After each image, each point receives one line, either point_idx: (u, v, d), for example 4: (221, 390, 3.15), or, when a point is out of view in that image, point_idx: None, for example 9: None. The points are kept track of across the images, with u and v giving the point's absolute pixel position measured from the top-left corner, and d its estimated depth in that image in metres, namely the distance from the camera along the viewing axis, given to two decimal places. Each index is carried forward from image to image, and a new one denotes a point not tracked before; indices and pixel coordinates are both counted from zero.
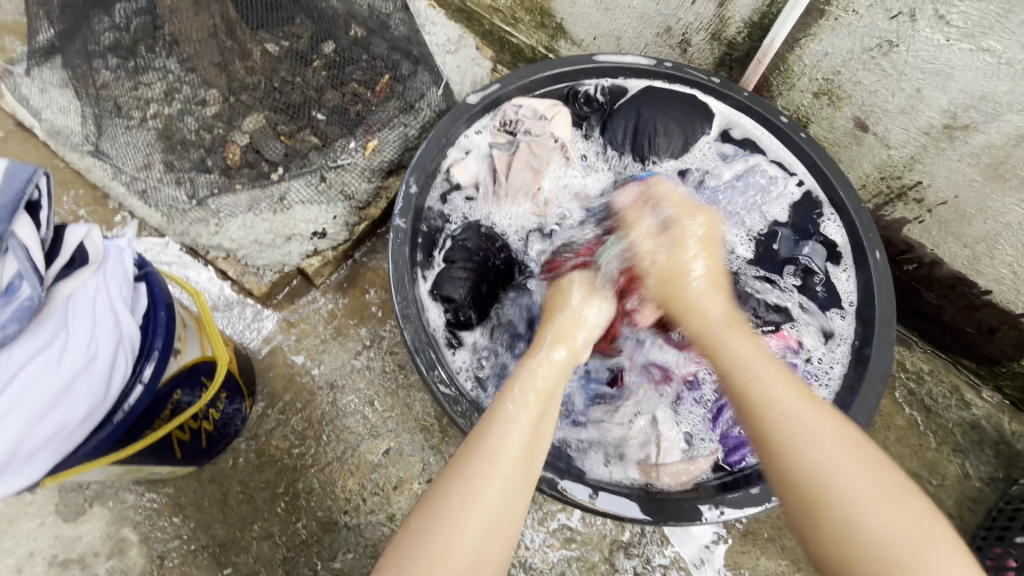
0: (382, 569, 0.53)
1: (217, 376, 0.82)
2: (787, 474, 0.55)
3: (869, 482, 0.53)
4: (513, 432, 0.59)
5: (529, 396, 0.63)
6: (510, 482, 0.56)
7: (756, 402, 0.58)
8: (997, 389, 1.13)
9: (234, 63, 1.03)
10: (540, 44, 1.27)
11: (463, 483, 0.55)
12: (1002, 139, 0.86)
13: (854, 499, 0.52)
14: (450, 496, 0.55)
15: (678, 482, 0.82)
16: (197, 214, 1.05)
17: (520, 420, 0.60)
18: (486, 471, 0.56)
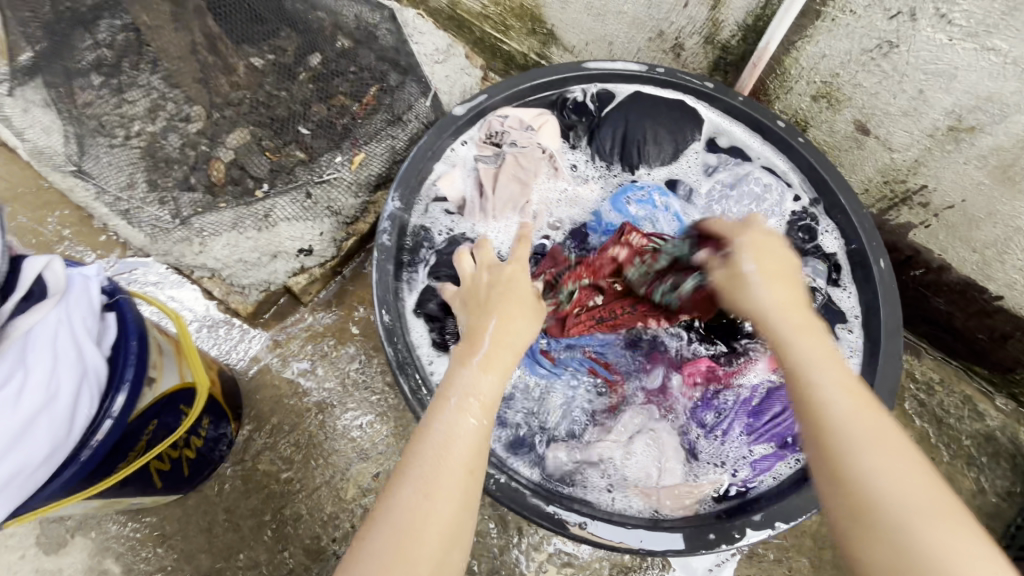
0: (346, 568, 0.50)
1: (197, 403, 0.79)
2: (845, 472, 0.50)
3: (906, 481, 0.48)
4: (455, 438, 0.56)
5: (468, 398, 0.59)
6: (451, 492, 0.53)
7: (813, 401, 0.54)
8: (1011, 397, 1.09)
9: (217, 78, 1.00)
10: (531, 51, 1.24)
11: (410, 495, 0.53)
12: (1010, 141, 0.83)
13: (904, 506, 0.47)
14: (395, 508, 0.52)
15: (679, 507, 0.79)
16: (181, 234, 1.02)
17: (461, 427, 0.57)
18: (433, 482, 0.53)
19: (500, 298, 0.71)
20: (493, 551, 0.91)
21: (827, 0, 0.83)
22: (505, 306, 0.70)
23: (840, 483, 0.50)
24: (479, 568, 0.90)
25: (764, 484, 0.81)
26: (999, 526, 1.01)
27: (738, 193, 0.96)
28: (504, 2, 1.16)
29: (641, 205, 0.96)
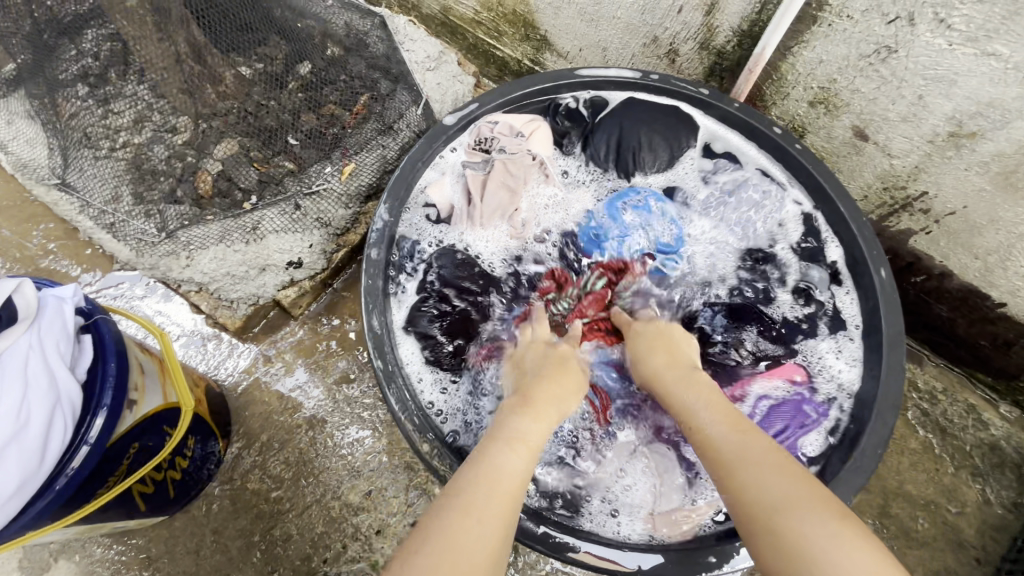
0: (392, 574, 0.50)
1: (182, 423, 0.77)
2: (732, 493, 0.59)
3: (782, 485, 0.56)
4: (504, 469, 0.60)
5: (520, 439, 0.64)
6: (496, 517, 0.55)
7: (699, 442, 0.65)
8: (1016, 405, 1.07)
9: (204, 88, 0.98)
10: (525, 57, 1.22)
11: (458, 512, 0.54)
12: (1012, 147, 0.81)
13: (777, 503, 0.55)
14: (444, 524, 0.53)
15: (677, 532, 0.76)
16: (167, 247, 1.01)
17: (512, 465, 0.60)
18: (483, 506, 0.55)
19: (548, 360, 0.77)
20: None
21: (823, 5, 0.81)
22: (557, 371, 0.75)
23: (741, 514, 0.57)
24: None
25: None
26: (1005, 539, 0.99)
27: (737, 199, 0.96)
28: (496, 8, 1.15)
29: (637, 212, 0.95)
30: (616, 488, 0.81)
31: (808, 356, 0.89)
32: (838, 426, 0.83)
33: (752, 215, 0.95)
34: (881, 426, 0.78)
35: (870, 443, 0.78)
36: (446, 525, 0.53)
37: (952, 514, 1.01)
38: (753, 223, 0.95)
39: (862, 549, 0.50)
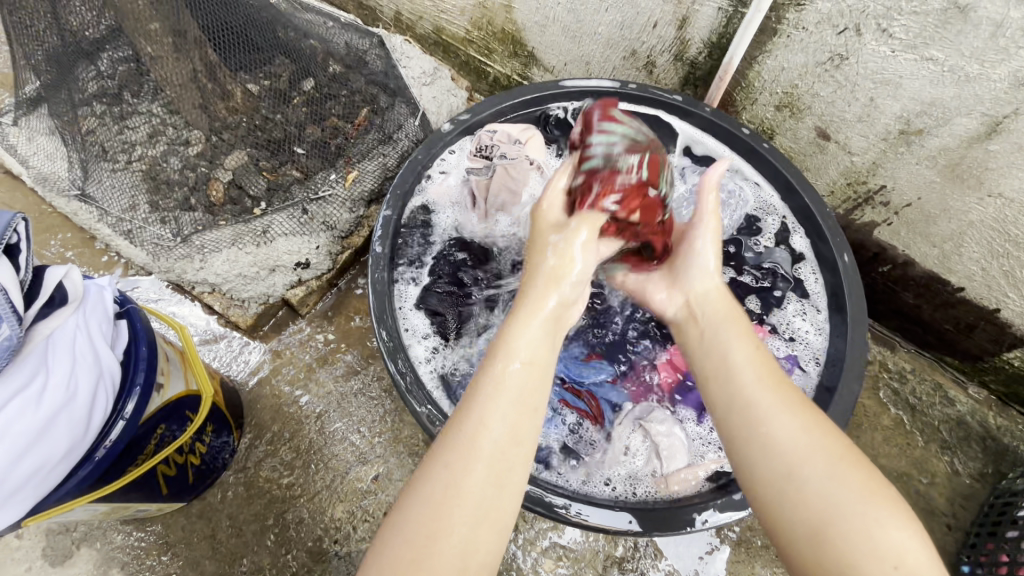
0: (379, 546, 0.53)
1: (202, 410, 0.83)
2: (770, 444, 0.59)
3: (767, 386, 0.63)
4: (490, 413, 0.58)
5: (504, 358, 0.62)
6: (482, 462, 0.55)
7: (740, 391, 0.64)
8: (983, 384, 1.15)
9: (215, 104, 1.04)
10: (514, 72, 1.31)
11: (443, 469, 0.55)
12: (956, 142, 0.90)
13: (826, 469, 0.55)
14: (431, 482, 0.55)
15: (686, 488, 0.82)
16: (182, 251, 1.07)
17: (505, 397, 0.59)
18: (464, 454, 0.55)
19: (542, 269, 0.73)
20: None
21: (782, 19, 0.90)
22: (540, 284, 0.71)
23: (778, 471, 0.57)
24: None
25: None
26: (974, 506, 1.06)
27: None
28: (486, 27, 1.24)
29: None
30: (620, 463, 0.87)
31: (781, 325, 0.97)
32: (810, 391, 0.89)
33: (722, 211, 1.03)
34: (846, 393, 0.84)
35: (839, 406, 0.83)
36: (431, 485, 0.54)
37: (924, 484, 1.08)
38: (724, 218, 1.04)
39: (863, 481, 0.55)
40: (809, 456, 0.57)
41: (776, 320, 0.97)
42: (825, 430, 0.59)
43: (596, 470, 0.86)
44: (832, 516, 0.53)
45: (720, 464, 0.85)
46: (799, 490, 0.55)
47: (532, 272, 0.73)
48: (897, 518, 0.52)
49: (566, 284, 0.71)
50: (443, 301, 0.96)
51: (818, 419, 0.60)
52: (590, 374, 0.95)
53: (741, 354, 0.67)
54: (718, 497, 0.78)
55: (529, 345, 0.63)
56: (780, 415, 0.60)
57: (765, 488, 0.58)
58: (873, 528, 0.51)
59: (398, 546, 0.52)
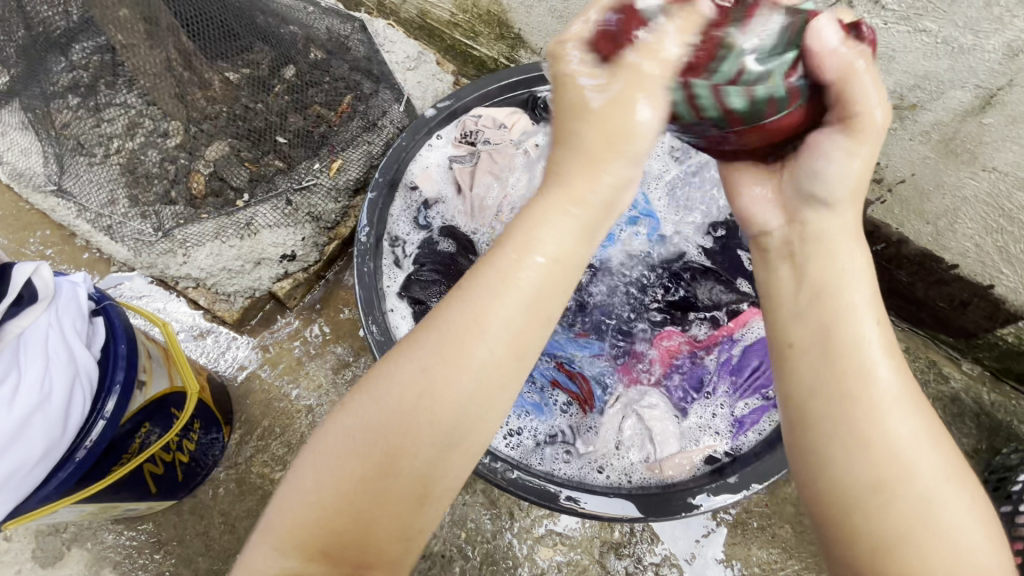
0: (326, 434, 0.49)
1: (188, 406, 0.81)
2: (878, 435, 0.48)
3: (897, 376, 0.50)
4: (475, 332, 0.47)
5: (518, 262, 0.48)
6: (453, 381, 0.47)
7: (865, 353, 0.50)
8: (976, 361, 1.14)
9: (193, 93, 0.99)
10: (501, 56, 1.28)
11: (414, 369, 0.47)
12: (949, 116, 0.88)
13: (934, 484, 0.47)
14: (395, 386, 0.48)
15: (680, 472, 0.82)
16: (165, 245, 1.06)
17: (504, 312, 0.47)
18: (448, 362, 0.47)
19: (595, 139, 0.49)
20: (486, 535, 0.94)
21: None
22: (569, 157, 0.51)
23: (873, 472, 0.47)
24: (474, 553, 0.93)
25: (750, 441, 0.83)
26: None
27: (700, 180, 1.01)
28: (471, 10, 1.21)
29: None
30: (613, 446, 0.86)
31: None
32: None
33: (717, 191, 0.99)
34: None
35: None
36: (387, 396, 0.47)
37: None
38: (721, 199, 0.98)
39: (973, 507, 0.48)
40: (924, 471, 0.48)
41: None
42: (939, 437, 0.50)
43: (592, 456, 0.85)
44: (925, 536, 0.46)
45: (715, 449, 0.84)
46: (887, 505, 0.47)
47: (584, 114, 0.49)
48: (990, 541, 0.48)
49: (637, 140, 0.48)
50: (427, 289, 0.93)
51: (935, 417, 0.50)
52: (583, 354, 0.94)
53: (871, 327, 0.50)
54: (712, 480, 0.78)
55: (564, 245, 0.48)
56: (906, 412, 0.49)
57: (842, 486, 0.48)
58: (963, 556, 0.46)
59: (344, 445, 0.48)
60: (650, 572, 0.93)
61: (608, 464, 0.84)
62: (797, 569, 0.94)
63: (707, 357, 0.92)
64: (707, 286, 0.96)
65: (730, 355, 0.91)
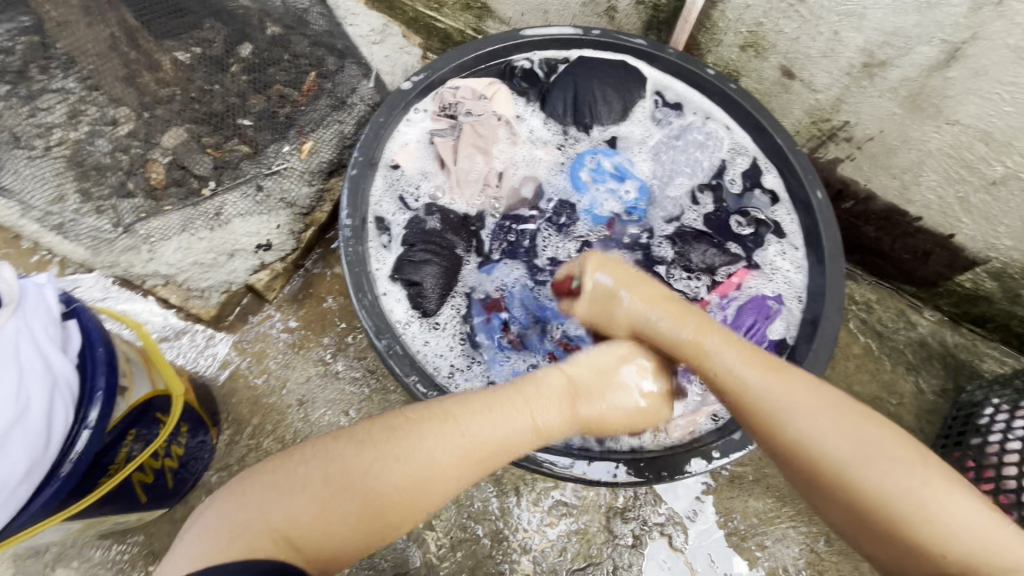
0: (360, 451, 0.57)
1: (174, 410, 0.76)
2: (784, 446, 0.59)
3: (776, 385, 0.60)
4: (483, 429, 0.60)
5: (524, 407, 0.62)
6: (456, 475, 0.59)
7: (743, 396, 0.61)
8: (936, 308, 1.19)
9: (142, 75, 0.96)
10: (468, 27, 1.21)
11: (449, 443, 0.59)
12: (916, 71, 0.89)
13: (850, 463, 0.56)
14: (428, 446, 0.58)
15: (686, 432, 0.83)
16: (127, 242, 0.97)
17: (505, 426, 0.61)
18: (470, 446, 0.59)
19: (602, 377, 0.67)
20: (495, 514, 0.94)
21: None
22: (580, 359, 0.67)
23: (798, 474, 0.59)
24: (484, 532, 0.93)
25: None
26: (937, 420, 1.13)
27: (683, 142, 1.01)
28: None
29: (595, 176, 0.99)
30: None
31: (773, 266, 0.94)
32: (793, 326, 0.89)
33: (700, 155, 1.00)
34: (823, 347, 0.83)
35: (823, 339, 0.83)
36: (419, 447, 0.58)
37: (893, 406, 1.14)
38: (703, 162, 1.00)
39: (895, 468, 0.56)
40: (837, 457, 0.57)
41: (770, 270, 0.94)
42: (859, 427, 0.58)
43: None
44: (859, 509, 0.56)
45: (719, 410, 0.85)
46: (825, 492, 0.58)
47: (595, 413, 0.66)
48: (939, 498, 0.54)
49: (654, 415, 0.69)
50: (419, 269, 0.88)
51: (845, 405, 0.59)
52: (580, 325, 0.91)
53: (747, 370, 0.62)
54: (719, 439, 0.80)
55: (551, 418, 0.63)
56: (799, 412, 0.59)
57: (797, 484, 0.61)
58: (902, 514, 0.54)
59: (373, 466, 0.57)
60: (656, 533, 0.96)
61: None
62: (791, 515, 0.99)
63: None
64: (699, 246, 0.96)
65: (726, 315, 0.93)
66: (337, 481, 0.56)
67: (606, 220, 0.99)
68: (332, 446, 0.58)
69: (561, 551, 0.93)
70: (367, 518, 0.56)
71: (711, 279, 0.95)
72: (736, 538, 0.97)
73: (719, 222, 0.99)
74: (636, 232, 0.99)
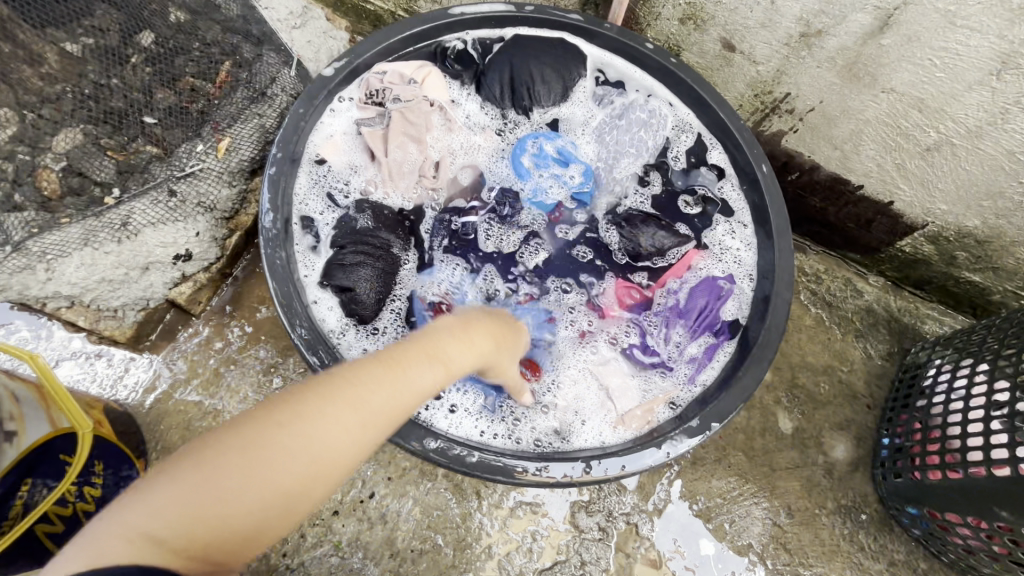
0: (248, 431, 0.48)
1: (82, 450, 0.68)
2: None
3: None
4: (378, 391, 0.52)
5: (431, 359, 0.56)
6: (373, 435, 0.52)
7: None
8: (880, 273, 1.22)
9: (22, 71, 0.87)
10: (398, 8, 1.11)
11: (351, 406, 0.51)
12: (852, 40, 0.87)
13: None
14: (323, 415, 0.50)
15: (644, 423, 0.81)
16: (17, 262, 0.82)
17: (405, 386, 0.53)
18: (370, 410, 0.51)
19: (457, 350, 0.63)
20: (455, 521, 0.90)
21: None
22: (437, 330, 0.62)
23: None
24: (445, 541, 0.89)
25: (709, 377, 0.85)
26: None
27: (627, 121, 0.96)
28: None
29: (537, 161, 0.95)
30: (568, 407, 0.84)
31: (723, 245, 0.93)
32: (745, 305, 0.89)
33: (644, 134, 0.96)
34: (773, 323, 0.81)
35: (774, 316, 0.82)
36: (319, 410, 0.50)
37: (846, 373, 1.12)
38: (648, 141, 0.96)
39: None
40: None
41: (720, 249, 0.93)
42: None
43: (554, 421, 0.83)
44: None
45: (674, 396, 0.84)
46: None
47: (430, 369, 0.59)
48: None
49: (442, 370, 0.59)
50: (352, 273, 0.82)
51: None
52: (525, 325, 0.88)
53: None
54: (676, 427, 0.78)
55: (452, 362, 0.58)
56: None
57: None
58: None
59: (269, 443, 0.48)
60: (622, 522, 0.94)
61: (571, 428, 0.82)
62: (753, 491, 1.00)
63: (655, 303, 0.92)
64: (647, 228, 0.93)
65: (677, 298, 0.91)
66: (231, 468, 0.48)
67: (551, 208, 0.95)
68: (221, 432, 0.49)
69: (526, 551, 0.90)
70: (272, 507, 0.49)
71: (661, 262, 0.94)
72: (702, 520, 0.97)
73: (665, 203, 0.97)
74: (578, 221, 0.97)
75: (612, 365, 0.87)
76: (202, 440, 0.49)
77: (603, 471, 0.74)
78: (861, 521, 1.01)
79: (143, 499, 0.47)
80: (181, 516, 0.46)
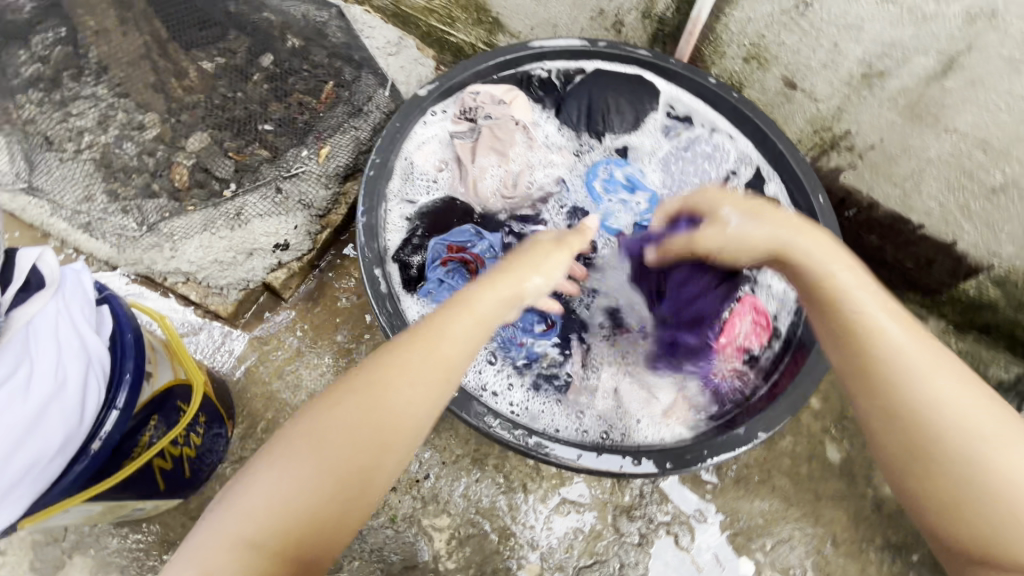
0: (314, 420, 0.56)
1: (195, 400, 0.79)
2: None
3: None
4: (417, 353, 0.59)
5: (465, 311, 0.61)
6: (421, 401, 0.58)
7: None
8: (941, 316, 1.20)
9: (170, 83, 1.04)
10: (479, 41, 1.24)
11: (395, 373, 0.58)
12: (915, 81, 0.91)
13: None
14: (371, 389, 0.57)
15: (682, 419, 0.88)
16: (149, 240, 1.01)
17: (443, 343, 0.59)
18: (410, 376, 0.58)
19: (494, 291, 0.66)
20: (501, 510, 0.95)
21: None
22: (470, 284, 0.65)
23: None
24: (491, 527, 0.94)
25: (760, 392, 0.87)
26: None
27: (691, 153, 1.05)
28: None
29: (607, 186, 1.04)
30: (614, 407, 0.91)
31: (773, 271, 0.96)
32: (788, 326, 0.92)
33: (708, 165, 1.04)
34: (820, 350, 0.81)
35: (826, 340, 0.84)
36: (364, 394, 0.57)
37: None
38: (710, 171, 1.04)
39: None
40: None
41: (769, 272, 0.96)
42: None
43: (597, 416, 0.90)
44: None
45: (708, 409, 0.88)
46: None
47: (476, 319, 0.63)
48: None
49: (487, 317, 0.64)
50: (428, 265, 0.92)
51: None
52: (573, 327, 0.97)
53: None
54: (723, 434, 0.81)
55: (469, 319, 0.61)
56: None
57: None
58: None
59: (331, 429, 0.55)
60: (661, 531, 0.96)
61: (616, 426, 0.89)
62: (796, 517, 0.99)
63: None
64: None
65: None
66: (308, 450, 0.55)
67: (613, 224, 1.02)
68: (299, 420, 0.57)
69: (566, 547, 0.94)
70: (349, 492, 0.55)
71: None
72: (741, 539, 0.98)
73: None
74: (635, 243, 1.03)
75: (654, 370, 0.93)
76: (278, 442, 0.56)
77: (650, 467, 0.78)
78: (913, 562, 0.98)
79: (224, 511, 0.53)
80: (265, 509, 0.53)
